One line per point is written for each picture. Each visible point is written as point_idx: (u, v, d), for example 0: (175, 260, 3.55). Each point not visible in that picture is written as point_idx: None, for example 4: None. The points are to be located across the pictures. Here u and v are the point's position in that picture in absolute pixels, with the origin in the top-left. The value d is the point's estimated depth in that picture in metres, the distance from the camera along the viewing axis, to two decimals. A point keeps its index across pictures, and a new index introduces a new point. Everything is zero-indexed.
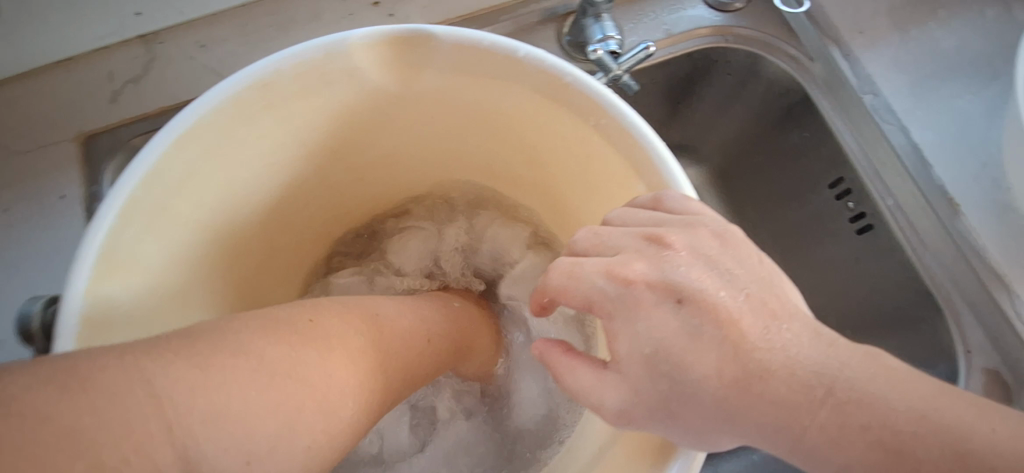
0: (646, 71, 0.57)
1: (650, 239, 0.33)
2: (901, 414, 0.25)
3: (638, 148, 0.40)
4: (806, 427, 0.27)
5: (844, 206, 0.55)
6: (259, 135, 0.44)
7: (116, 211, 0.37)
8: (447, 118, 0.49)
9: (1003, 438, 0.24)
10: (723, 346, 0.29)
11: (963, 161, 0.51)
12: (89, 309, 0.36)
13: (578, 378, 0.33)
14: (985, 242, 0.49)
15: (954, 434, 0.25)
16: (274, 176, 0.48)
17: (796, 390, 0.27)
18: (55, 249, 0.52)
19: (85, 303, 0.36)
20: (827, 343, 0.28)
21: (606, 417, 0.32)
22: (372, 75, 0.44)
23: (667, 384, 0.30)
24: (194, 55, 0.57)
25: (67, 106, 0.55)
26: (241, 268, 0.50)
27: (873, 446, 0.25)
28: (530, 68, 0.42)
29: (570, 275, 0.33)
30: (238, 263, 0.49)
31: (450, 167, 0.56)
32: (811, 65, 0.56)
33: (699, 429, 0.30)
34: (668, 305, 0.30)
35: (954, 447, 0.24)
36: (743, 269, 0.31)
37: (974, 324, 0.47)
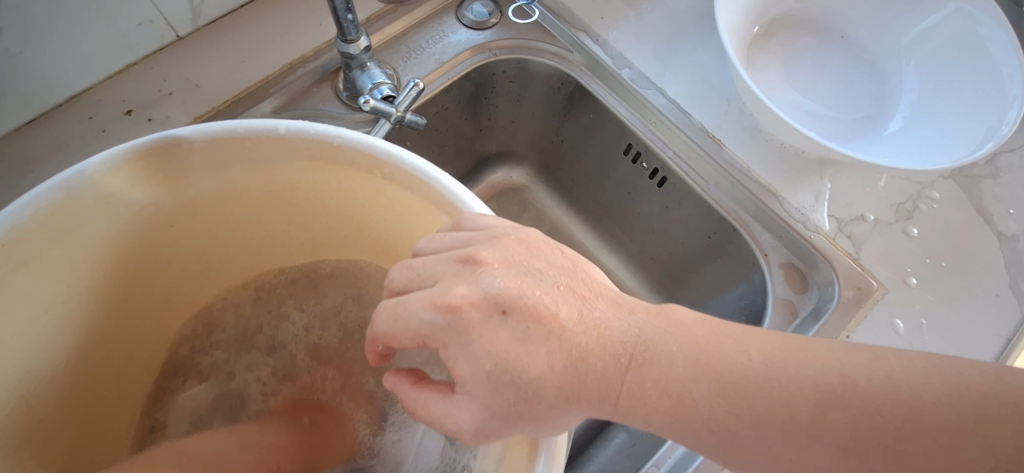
0: (430, 102, 0.59)
1: (463, 259, 0.33)
2: (680, 357, 0.30)
3: (424, 184, 0.41)
4: (621, 391, 0.30)
5: (641, 166, 0.62)
6: (20, 300, 0.38)
7: None
8: (241, 209, 0.47)
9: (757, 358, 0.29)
10: (550, 341, 0.31)
11: (713, 102, 0.59)
12: None
13: (432, 409, 0.33)
14: (750, 163, 0.57)
15: (722, 371, 0.29)
16: (60, 334, 0.42)
17: (609, 361, 0.30)
18: None
19: None
20: (627, 311, 0.32)
21: (465, 438, 0.33)
22: (135, 197, 0.41)
23: (512, 392, 0.31)
24: None
25: None
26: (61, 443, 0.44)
27: (663, 396, 0.29)
28: (297, 139, 0.41)
29: (397, 318, 0.33)
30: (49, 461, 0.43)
31: (265, 251, 0.53)
32: (571, 55, 0.62)
33: (548, 420, 0.31)
34: (496, 319, 0.31)
35: (720, 381, 0.29)
36: (549, 266, 0.34)
37: (764, 231, 0.55)
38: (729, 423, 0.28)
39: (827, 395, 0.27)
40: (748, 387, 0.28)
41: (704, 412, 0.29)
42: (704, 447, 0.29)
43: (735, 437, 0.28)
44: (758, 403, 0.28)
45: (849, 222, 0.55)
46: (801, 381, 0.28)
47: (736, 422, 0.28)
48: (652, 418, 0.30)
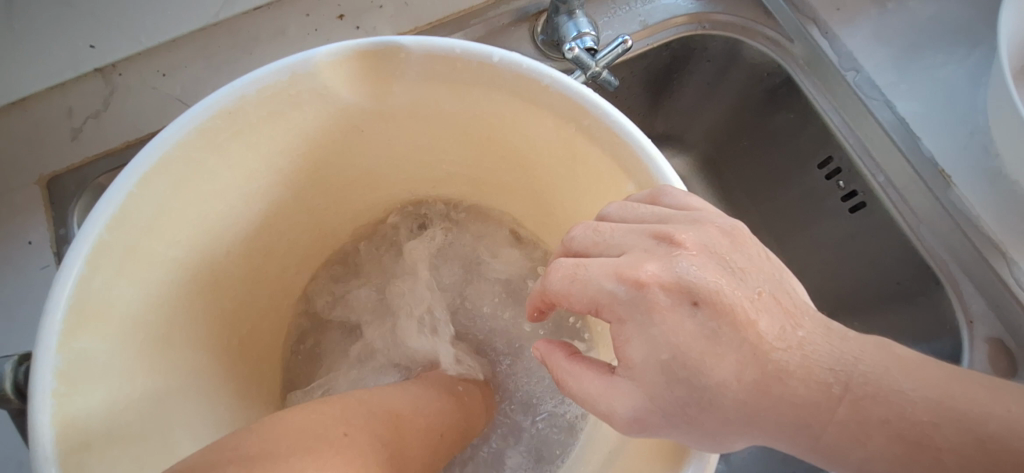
0: (624, 64, 0.55)
1: (658, 236, 0.30)
2: (918, 405, 0.25)
3: (623, 145, 0.39)
4: (825, 424, 0.26)
5: (835, 185, 0.55)
6: (231, 163, 0.41)
7: (84, 258, 0.34)
8: (427, 130, 0.48)
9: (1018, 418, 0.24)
10: (742, 349, 0.26)
11: (952, 131, 0.50)
12: (78, 292, 0.34)
13: (584, 386, 0.30)
14: (980, 213, 0.48)
15: (977, 423, 0.24)
16: (251, 206, 0.46)
17: (816, 389, 0.26)
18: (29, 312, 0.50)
19: (71, 295, 0.34)
20: (840, 337, 0.27)
21: (616, 425, 0.29)
22: (343, 94, 0.43)
23: (687, 391, 0.27)
24: (156, 85, 0.55)
25: (27, 148, 0.53)
26: (213, 316, 0.46)
27: (894, 440, 0.25)
28: (506, 72, 0.40)
29: (574, 279, 0.31)
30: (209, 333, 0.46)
31: (429, 177, 0.54)
32: (790, 45, 0.55)
33: (713, 431, 0.27)
34: (685, 308, 0.28)
35: (978, 434, 0.24)
36: (754, 266, 0.30)
37: (975, 293, 0.47)
38: None
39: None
40: (1012, 442, 0.24)
41: (951, 467, 0.24)
42: None
43: None
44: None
45: None
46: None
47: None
48: (866, 465, 0.26)
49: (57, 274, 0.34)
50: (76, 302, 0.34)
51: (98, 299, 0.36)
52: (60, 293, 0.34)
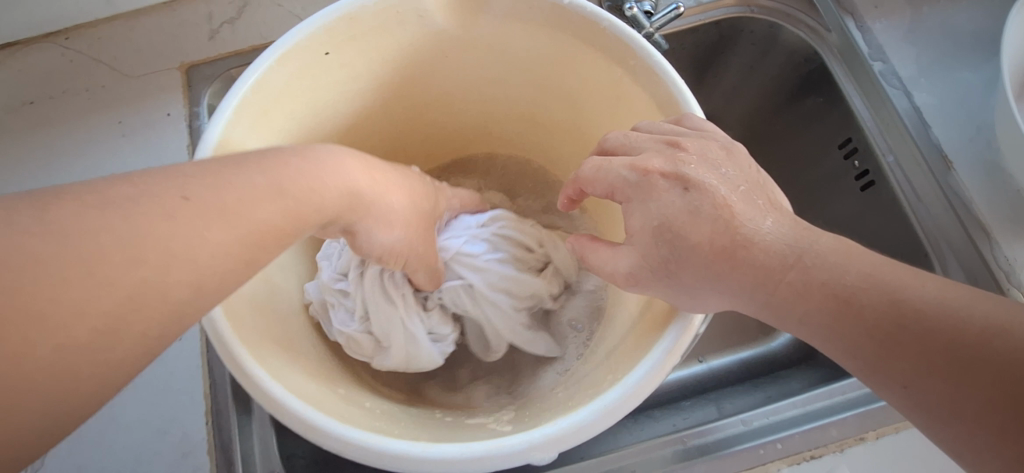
0: (676, 34, 0.63)
1: (669, 143, 0.39)
2: (852, 274, 0.32)
3: (661, 83, 0.47)
4: (777, 285, 0.33)
5: (851, 165, 0.61)
6: (343, 62, 0.52)
7: (232, 108, 0.45)
8: (500, 63, 0.57)
9: (930, 291, 0.31)
10: (716, 222, 0.35)
11: (959, 125, 0.56)
12: (225, 134, 0.45)
13: (598, 254, 0.40)
14: (974, 196, 0.54)
15: (892, 288, 0.31)
16: (350, 103, 0.56)
17: (772, 257, 0.34)
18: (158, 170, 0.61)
19: (222, 133, 0.45)
20: (801, 227, 0.35)
21: (618, 281, 0.39)
22: (438, 19, 0.52)
23: (668, 249, 0.36)
24: (280, 3, 0.66)
25: (173, 40, 0.65)
26: None
27: (828, 298, 0.32)
28: (573, 14, 0.49)
29: (599, 169, 0.40)
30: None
31: (493, 108, 0.63)
32: (828, 35, 0.62)
33: (690, 287, 0.36)
34: (676, 191, 0.37)
35: (892, 296, 0.31)
36: (741, 174, 0.38)
37: (956, 265, 0.53)
38: (893, 336, 0.30)
39: (998, 329, 0.29)
40: (921, 309, 0.30)
41: (869, 321, 0.31)
42: (851, 359, 0.32)
43: (893, 355, 0.30)
44: (923, 322, 0.30)
45: None
46: (974, 318, 0.29)
47: (894, 334, 0.30)
48: (806, 318, 0.33)
49: (211, 115, 0.44)
50: (224, 138, 0.45)
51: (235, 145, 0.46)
52: (215, 131, 0.44)
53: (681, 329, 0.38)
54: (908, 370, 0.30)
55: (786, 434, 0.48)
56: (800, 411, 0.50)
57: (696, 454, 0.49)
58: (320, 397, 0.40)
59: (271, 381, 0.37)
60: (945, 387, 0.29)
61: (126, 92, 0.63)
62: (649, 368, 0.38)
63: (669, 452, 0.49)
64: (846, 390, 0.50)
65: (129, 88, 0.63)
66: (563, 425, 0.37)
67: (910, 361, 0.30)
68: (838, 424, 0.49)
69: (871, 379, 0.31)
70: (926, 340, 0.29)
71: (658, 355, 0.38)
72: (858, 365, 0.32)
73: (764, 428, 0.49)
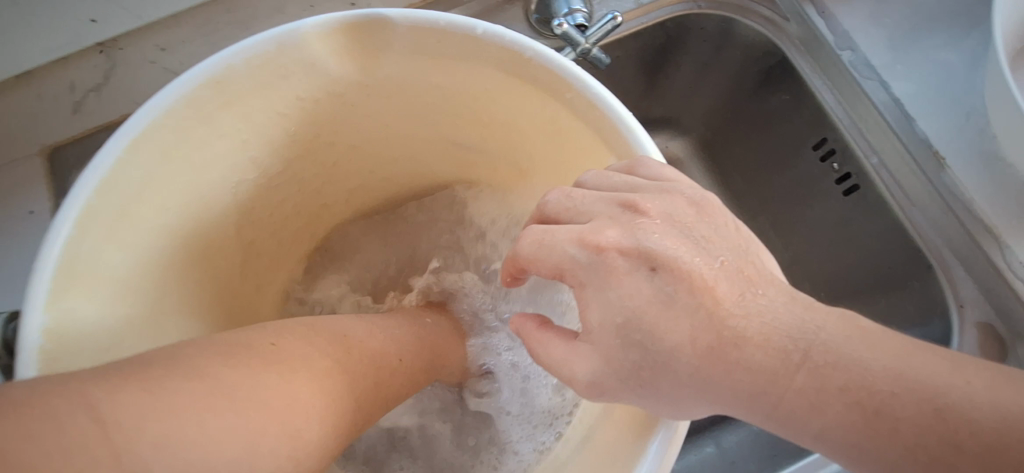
0: (617, 44, 0.55)
1: (624, 205, 0.31)
2: (877, 372, 0.25)
3: (606, 119, 0.38)
4: (783, 393, 0.26)
5: (830, 167, 0.54)
6: (221, 133, 0.42)
7: (73, 221, 0.35)
8: (418, 105, 0.48)
9: (979, 390, 0.24)
10: (695, 315, 0.27)
11: (946, 114, 0.49)
12: (70, 252, 0.35)
13: (551, 352, 0.32)
14: (974, 194, 0.47)
15: (931, 390, 0.24)
16: (244, 177, 0.46)
17: (773, 356, 0.26)
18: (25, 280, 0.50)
19: (64, 252, 0.35)
20: (803, 305, 0.27)
21: (579, 389, 0.31)
22: (331, 65, 0.43)
23: (638, 353, 0.28)
24: (155, 60, 0.56)
25: (30, 120, 0.54)
26: (206, 285, 0.47)
27: (851, 408, 0.25)
28: (491, 44, 0.40)
29: (541, 244, 0.32)
30: (203, 309, 0.47)
31: (420, 155, 0.54)
32: (786, 24, 0.55)
33: (671, 397, 0.28)
34: (642, 273, 0.29)
35: (934, 402, 0.24)
36: (717, 237, 0.30)
37: (965, 276, 0.47)
38: (946, 458, 0.23)
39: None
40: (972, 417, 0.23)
41: (908, 437, 0.24)
42: None
43: None
44: (981, 438, 0.23)
45: None
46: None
47: (947, 455, 0.23)
48: (825, 434, 0.25)
49: (46, 232, 0.34)
50: (67, 259, 0.35)
51: (86, 263, 0.36)
52: (52, 251, 0.34)
53: (665, 440, 0.30)
54: None
55: None
56: None
57: None
58: None
59: None
60: None
61: None
62: None
63: None
64: None
65: None
66: None
67: None
68: None
69: None
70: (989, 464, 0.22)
71: None
72: None
73: None
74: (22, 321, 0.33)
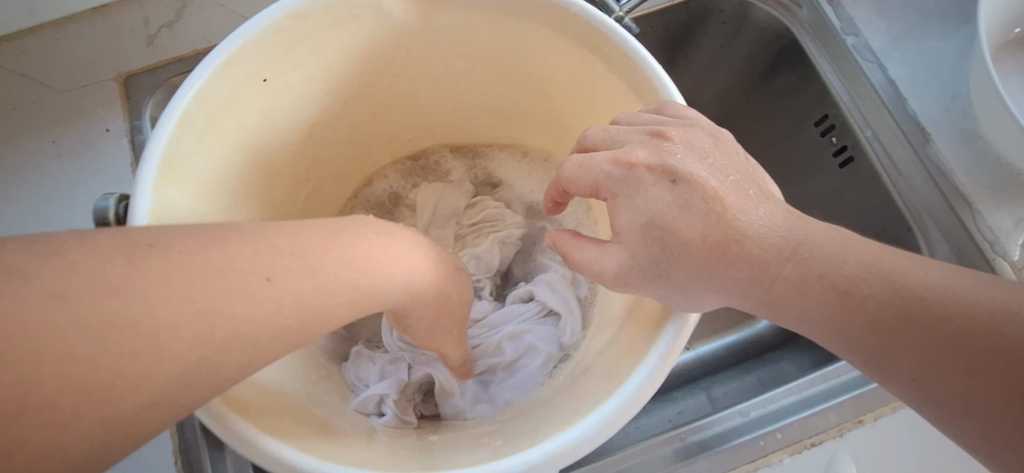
0: (645, 18, 0.61)
1: (652, 134, 0.37)
2: (852, 264, 0.30)
3: (637, 70, 0.44)
4: (774, 280, 0.32)
5: (828, 141, 0.60)
6: (294, 64, 0.48)
7: (173, 123, 0.41)
8: (465, 56, 0.54)
9: (933, 279, 0.29)
10: (707, 216, 0.33)
11: (935, 95, 0.56)
12: (169, 151, 0.41)
13: (583, 254, 0.38)
14: (954, 167, 0.53)
15: (894, 276, 0.29)
16: (307, 107, 0.52)
17: (767, 250, 0.32)
18: (100, 190, 0.56)
19: (165, 150, 0.41)
20: (795, 216, 0.33)
21: (606, 281, 0.37)
22: (395, 12, 0.48)
23: (659, 248, 0.34)
24: (223, 2, 0.61)
25: (108, 49, 0.60)
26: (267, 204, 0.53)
27: (828, 290, 0.30)
28: (539, 0, 0.46)
29: (580, 166, 0.38)
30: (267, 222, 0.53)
31: (461, 104, 0.60)
32: (798, 10, 0.60)
33: (683, 286, 0.34)
34: (664, 185, 0.35)
35: (893, 284, 0.29)
36: (729, 162, 0.36)
37: (941, 239, 0.52)
38: (899, 327, 0.28)
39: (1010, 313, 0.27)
40: (927, 297, 0.28)
41: (871, 310, 0.29)
42: (854, 353, 0.30)
43: (897, 346, 0.29)
44: (929, 311, 0.28)
45: None
46: (981, 303, 0.28)
47: (902, 327, 0.28)
48: (805, 313, 0.31)
49: (150, 133, 0.41)
50: (167, 156, 0.41)
51: (180, 164, 0.42)
52: (156, 149, 0.40)
53: (678, 328, 0.36)
54: (913, 359, 0.28)
55: (783, 424, 0.47)
56: (797, 397, 0.48)
57: (696, 451, 0.47)
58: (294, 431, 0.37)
59: (235, 417, 0.34)
60: (955, 376, 0.27)
61: (59, 107, 0.58)
62: (647, 371, 0.35)
63: (667, 451, 0.47)
64: (841, 373, 0.49)
65: (62, 103, 0.58)
66: (560, 443, 0.34)
67: (916, 351, 0.28)
68: (835, 408, 0.47)
69: (876, 372, 0.30)
70: (933, 330, 0.28)
71: (655, 357, 0.36)
72: (861, 358, 0.30)
73: (762, 418, 0.48)
74: (133, 201, 0.39)
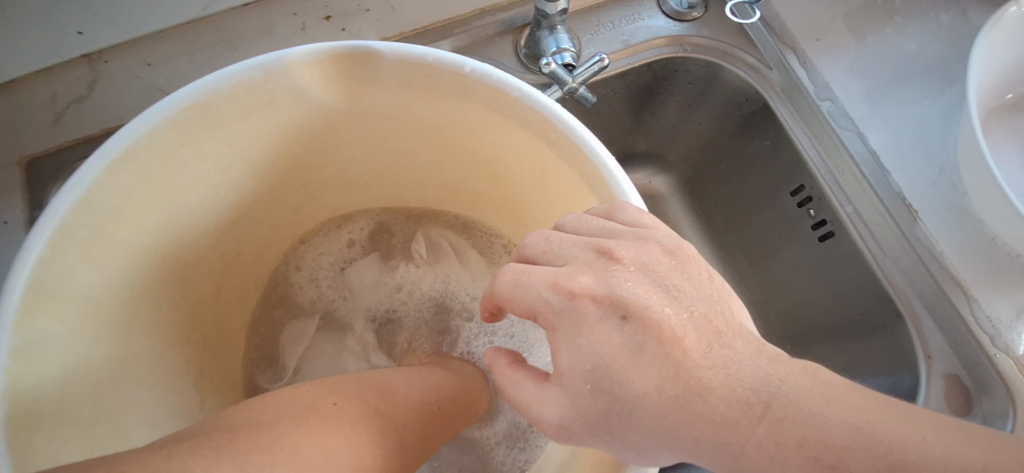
0: (604, 82, 0.56)
1: (600, 251, 0.31)
2: (838, 429, 0.24)
3: (586, 161, 0.39)
4: (745, 445, 0.26)
5: (806, 213, 0.55)
6: (200, 156, 0.42)
7: (44, 241, 0.35)
8: (403, 134, 0.48)
9: (934, 448, 0.23)
10: (664, 364, 0.27)
11: (918, 165, 0.51)
12: (35, 275, 0.34)
13: (520, 393, 0.32)
14: (944, 248, 0.49)
15: (891, 449, 0.24)
16: (224, 198, 0.46)
17: (737, 407, 0.26)
18: None
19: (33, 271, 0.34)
20: (769, 358, 0.27)
21: (546, 430, 0.31)
22: (316, 93, 0.43)
23: (606, 400, 0.28)
24: (140, 74, 0.55)
25: (5, 129, 0.53)
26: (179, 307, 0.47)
27: (810, 463, 0.24)
28: (476, 82, 0.41)
29: (516, 284, 0.32)
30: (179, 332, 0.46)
31: (406, 182, 0.55)
32: (769, 73, 0.56)
33: (637, 445, 0.28)
34: (613, 322, 0.29)
35: (893, 463, 0.23)
36: (691, 287, 0.30)
37: (934, 329, 0.47)
38: None
39: None
40: None
41: None
42: None
43: None
44: None
45: None
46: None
47: None
48: None
49: (12, 254, 0.34)
50: (34, 278, 0.34)
51: (56, 282, 0.36)
52: (20, 271, 0.34)
53: None
54: None
55: None
56: None
57: None
58: None
59: None
60: None
61: None
62: None
63: None
64: None
65: None
66: None
67: None
68: None
69: None
70: None
71: None
72: None
73: None
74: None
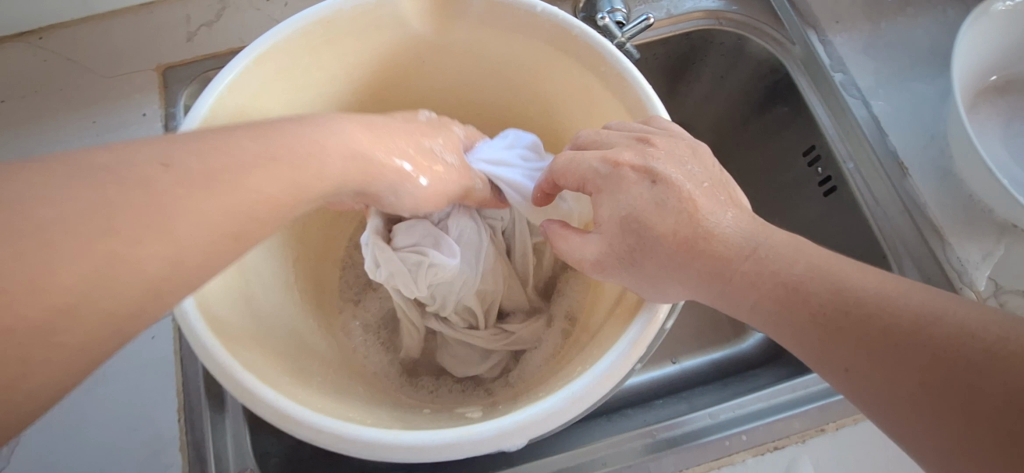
0: (646, 45, 0.65)
1: (640, 139, 0.40)
2: (798, 266, 0.34)
3: (629, 87, 0.48)
4: (732, 274, 0.35)
5: (815, 171, 0.63)
6: (318, 65, 0.52)
7: (206, 106, 0.46)
8: (477, 68, 0.58)
9: (868, 277, 0.33)
10: (680, 214, 0.36)
11: (914, 133, 0.59)
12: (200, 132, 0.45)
13: (569, 244, 0.41)
14: (928, 202, 0.57)
15: (836, 279, 0.33)
16: (328, 105, 0.57)
17: (729, 248, 0.36)
18: None
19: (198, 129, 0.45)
20: (758, 222, 0.37)
21: (585, 268, 0.41)
22: (413, 23, 0.53)
23: (634, 240, 0.38)
24: (260, 8, 0.67)
25: (149, 42, 0.65)
26: None
27: (778, 285, 0.34)
28: (545, 22, 0.50)
29: (570, 162, 0.41)
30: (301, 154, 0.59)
31: (471, 114, 0.65)
32: (792, 48, 0.64)
33: (651, 275, 0.38)
34: (644, 184, 0.38)
35: (834, 284, 0.33)
36: (704, 172, 0.39)
37: (912, 266, 0.54)
38: (836, 321, 0.32)
39: (936, 309, 0.30)
40: (863, 297, 0.32)
41: (814, 305, 0.33)
42: (801, 347, 0.34)
43: (834, 340, 0.32)
44: (863, 309, 0.32)
45: (1008, 291, 0.53)
46: (909, 303, 0.31)
47: (839, 320, 0.32)
48: (758, 304, 0.35)
49: (186, 113, 0.45)
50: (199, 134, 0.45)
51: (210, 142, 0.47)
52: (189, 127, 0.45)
53: (647, 320, 0.38)
54: (852, 350, 0.31)
55: (750, 427, 0.50)
56: (765, 404, 0.51)
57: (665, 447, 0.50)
58: (291, 388, 0.39)
59: (240, 369, 0.37)
60: (882, 371, 0.30)
61: (100, 93, 0.63)
62: (613, 356, 0.37)
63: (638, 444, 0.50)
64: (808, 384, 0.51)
65: (103, 89, 0.63)
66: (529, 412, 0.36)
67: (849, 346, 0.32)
68: (800, 416, 0.50)
69: (818, 363, 0.33)
70: (865, 325, 0.31)
71: (623, 345, 0.37)
72: (805, 351, 0.34)
73: (730, 420, 0.50)
74: None
